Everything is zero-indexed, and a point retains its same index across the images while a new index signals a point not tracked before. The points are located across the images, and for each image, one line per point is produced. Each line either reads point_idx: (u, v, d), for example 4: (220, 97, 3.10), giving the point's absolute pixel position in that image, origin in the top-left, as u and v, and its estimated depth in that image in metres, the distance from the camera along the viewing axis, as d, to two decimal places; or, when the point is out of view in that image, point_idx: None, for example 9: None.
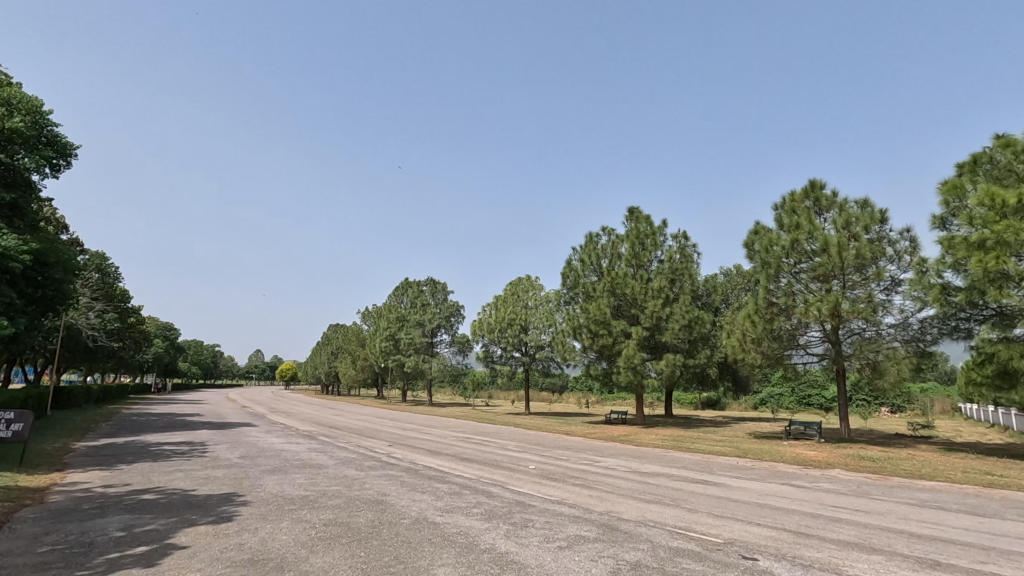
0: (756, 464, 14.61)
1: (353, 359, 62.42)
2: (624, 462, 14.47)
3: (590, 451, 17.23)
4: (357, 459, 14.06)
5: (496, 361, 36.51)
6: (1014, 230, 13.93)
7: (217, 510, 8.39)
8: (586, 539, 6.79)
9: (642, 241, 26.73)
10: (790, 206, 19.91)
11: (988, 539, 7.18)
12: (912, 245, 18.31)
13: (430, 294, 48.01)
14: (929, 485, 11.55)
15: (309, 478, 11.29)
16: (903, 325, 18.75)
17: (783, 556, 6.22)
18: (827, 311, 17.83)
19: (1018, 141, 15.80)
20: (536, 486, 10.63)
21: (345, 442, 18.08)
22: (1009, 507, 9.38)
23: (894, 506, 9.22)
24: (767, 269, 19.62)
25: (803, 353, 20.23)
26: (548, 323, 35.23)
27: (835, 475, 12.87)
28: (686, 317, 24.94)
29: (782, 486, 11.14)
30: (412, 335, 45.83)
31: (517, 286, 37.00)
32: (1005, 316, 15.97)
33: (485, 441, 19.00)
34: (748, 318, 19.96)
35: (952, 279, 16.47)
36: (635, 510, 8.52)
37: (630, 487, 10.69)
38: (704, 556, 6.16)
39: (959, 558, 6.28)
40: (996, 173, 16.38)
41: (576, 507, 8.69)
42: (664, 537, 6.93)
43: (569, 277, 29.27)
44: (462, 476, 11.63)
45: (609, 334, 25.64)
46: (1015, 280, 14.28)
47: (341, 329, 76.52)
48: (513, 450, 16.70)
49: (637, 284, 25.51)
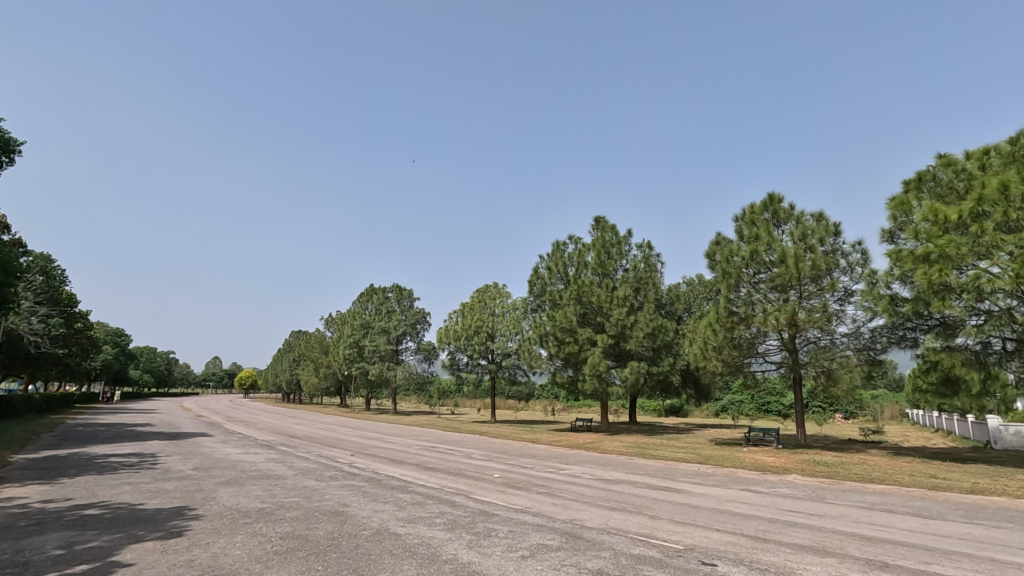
0: (717, 470, 14.89)
1: (316, 367, 61.13)
2: (588, 470, 14.56)
3: (555, 459, 17.26)
4: (319, 469, 13.73)
5: (462, 368, 36.28)
6: (955, 245, 14.71)
7: (167, 524, 8.02)
8: (549, 548, 6.78)
9: (608, 250, 27.13)
10: (750, 218, 20.55)
11: (932, 540, 7.49)
12: (863, 257, 19.08)
13: (396, 301, 47.27)
14: (878, 488, 12.01)
15: (266, 489, 10.92)
16: (855, 334, 19.47)
17: (740, 560, 6.34)
18: (785, 320, 18.36)
19: (957, 159, 16.74)
20: (501, 495, 10.57)
21: (306, 451, 17.63)
22: (951, 509, 9.83)
23: (847, 510, 9.53)
24: (728, 279, 20.22)
25: (762, 361, 20.81)
26: (515, 330, 35.16)
27: (792, 480, 13.22)
28: (650, 325, 25.30)
29: (741, 492, 11.36)
30: (376, 343, 45.35)
31: (484, 294, 36.87)
32: (948, 326, 16.61)
33: (450, 450, 18.83)
34: (710, 326, 20.40)
35: (900, 290, 17.19)
36: (598, 518, 8.56)
37: (595, 495, 10.74)
38: (664, 563, 6.22)
39: (907, 559, 6.50)
40: (939, 190, 17.24)
41: (540, 516, 8.66)
42: (626, 544, 6.97)
43: (536, 284, 29.30)
44: (426, 485, 11.47)
45: (575, 342, 25.94)
46: (957, 292, 14.98)
47: (304, 335, 74.73)
48: (478, 459, 16.57)
49: (603, 292, 25.76)
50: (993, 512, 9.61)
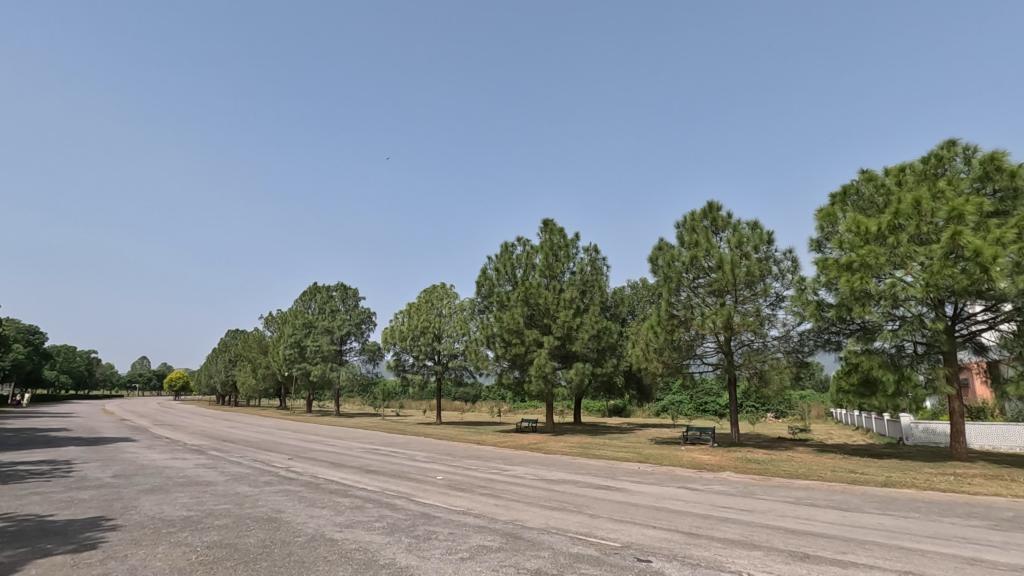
0: (656, 468, 15.36)
1: (254, 368, 58.74)
2: (532, 471, 14.65)
3: (500, 459, 17.31)
4: (253, 475, 13.15)
5: (408, 369, 35.84)
6: (875, 255, 15.81)
7: (79, 536, 7.46)
8: (489, 549, 6.77)
9: (555, 253, 27.44)
10: (690, 225, 21.33)
11: (848, 531, 7.99)
12: (793, 264, 20.16)
13: (340, 300, 46.15)
14: (803, 484, 12.73)
15: (195, 496, 10.38)
16: (784, 338, 20.51)
17: (674, 556, 6.54)
18: (721, 323, 19.15)
19: (878, 175, 18.01)
20: (443, 497, 10.46)
21: (240, 456, 16.88)
22: (867, 501, 10.52)
23: (774, 505, 10.02)
24: (669, 283, 20.95)
25: (699, 362, 21.63)
26: (462, 331, 34.91)
27: (725, 477, 13.80)
28: (595, 328, 25.77)
29: (677, 489, 11.76)
30: (319, 343, 44.00)
31: (432, 294, 36.57)
32: (867, 330, 17.84)
33: (394, 452, 18.50)
34: (651, 329, 21.04)
35: (826, 296, 18.26)
36: (540, 518, 8.62)
37: (537, 495, 10.81)
38: (602, 561, 6.33)
39: (826, 550, 6.89)
40: (862, 204, 18.45)
41: (481, 517, 8.63)
42: (565, 543, 7.05)
43: (484, 285, 29.24)
44: (367, 489, 11.20)
45: (521, 343, 26.10)
46: (876, 299, 16.03)
47: (241, 334, 71.58)
48: (422, 461, 16.37)
49: (550, 294, 26.08)
50: (903, 504, 10.36)
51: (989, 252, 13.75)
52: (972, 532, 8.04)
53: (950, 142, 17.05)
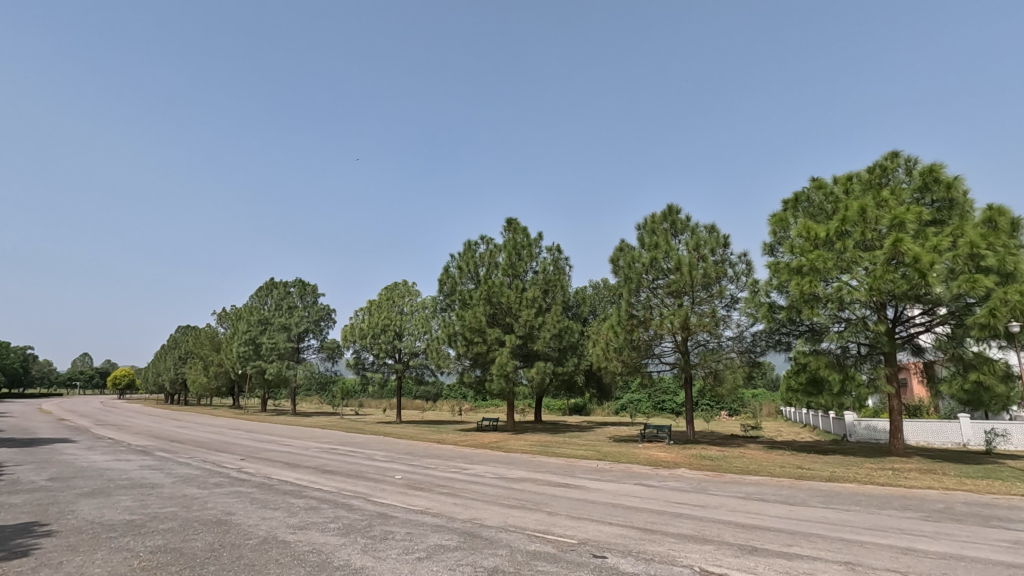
0: (614, 466, 15.61)
1: (206, 366, 56.67)
2: (492, 469, 14.67)
3: (460, 458, 17.25)
4: (202, 476, 12.68)
5: (368, 368, 35.29)
6: (823, 259, 16.49)
7: (9, 543, 7.02)
8: (446, 548, 6.73)
9: (518, 252, 27.53)
10: (651, 227, 21.79)
11: (795, 524, 8.31)
12: (748, 267, 20.83)
13: (298, 296, 45.05)
14: (754, 479, 13.19)
15: (138, 499, 9.92)
16: (738, 338, 21.12)
17: (629, 552, 6.64)
18: (678, 323, 19.62)
19: (827, 183, 18.80)
20: (401, 496, 10.34)
21: (188, 457, 16.24)
22: (812, 495, 11.00)
23: (726, 500, 10.35)
24: (629, 284, 21.35)
25: (657, 361, 22.09)
26: (424, 329, 34.52)
27: (680, 474, 14.16)
28: (557, 327, 25.97)
29: (634, 486, 12.00)
30: (275, 340, 42.78)
31: (393, 292, 36.15)
32: (815, 332, 18.61)
33: (353, 451, 18.20)
34: (611, 329, 21.38)
35: (777, 298, 18.94)
36: (499, 516, 8.63)
37: (496, 494, 10.81)
38: (558, 558, 6.38)
39: (773, 543, 7.14)
40: (812, 211, 19.22)
41: (440, 516, 8.57)
42: (523, 541, 7.07)
43: (446, 283, 29.05)
44: (323, 489, 10.97)
45: (483, 342, 26.08)
46: (823, 302, 16.70)
47: (192, 331, 68.89)
48: (381, 460, 16.16)
49: (513, 293, 26.15)
50: (845, 497, 10.87)
51: (926, 258, 14.57)
52: (907, 523, 8.50)
53: (893, 153, 17.97)
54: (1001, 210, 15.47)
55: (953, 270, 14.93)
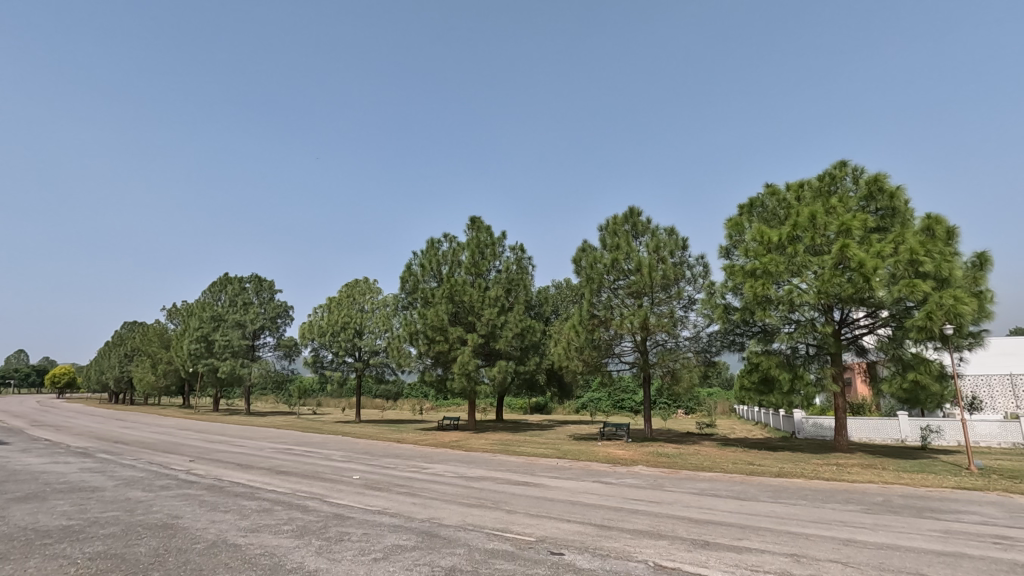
0: (573, 464, 15.78)
1: (154, 364, 54.32)
2: (452, 468, 14.61)
3: (420, 458, 17.09)
4: (147, 479, 12.14)
5: (327, 366, 34.54)
6: (775, 263, 17.12)
7: None
8: (403, 548, 6.66)
9: (482, 251, 27.50)
10: (613, 228, 22.14)
11: (745, 519, 8.60)
12: (704, 269, 21.40)
13: (254, 293, 43.69)
14: (708, 475, 13.57)
15: (77, 504, 9.42)
16: (695, 338, 21.67)
17: (586, 548, 6.72)
18: (638, 323, 19.97)
19: (780, 189, 19.51)
20: (358, 497, 10.16)
21: (132, 459, 15.52)
22: (761, 490, 11.41)
23: (680, 496, 10.62)
24: (591, 284, 21.62)
25: (617, 361, 22.46)
26: (385, 328, 34.00)
27: (637, 471, 14.43)
28: (519, 326, 26.05)
29: (592, 483, 12.17)
30: (229, 337, 41.32)
31: (354, 289, 35.56)
32: (767, 333, 19.29)
33: (309, 451, 17.78)
34: (573, 328, 21.58)
35: (732, 300, 19.52)
36: (457, 515, 8.60)
37: (456, 493, 10.75)
38: (516, 555, 6.40)
39: (725, 537, 7.36)
40: (765, 216, 19.90)
41: (398, 516, 8.47)
42: (481, 540, 7.06)
43: (408, 281, 28.72)
44: (277, 491, 10.68)
45: (445, 341, 25.92)
46: (775, 304, 17.31)
47: (140, 327, 65.97)
48: (338, 460, 15.85)
49: (475, 292, 26.09)
50: (793, 492, 11.32)
51: (870, 263, 15.33)
52: (848, 515, 8.91)
53: (842, 163, 18.79)
54: (938, 219, 16.40)
55: (895, 275, 15.74)
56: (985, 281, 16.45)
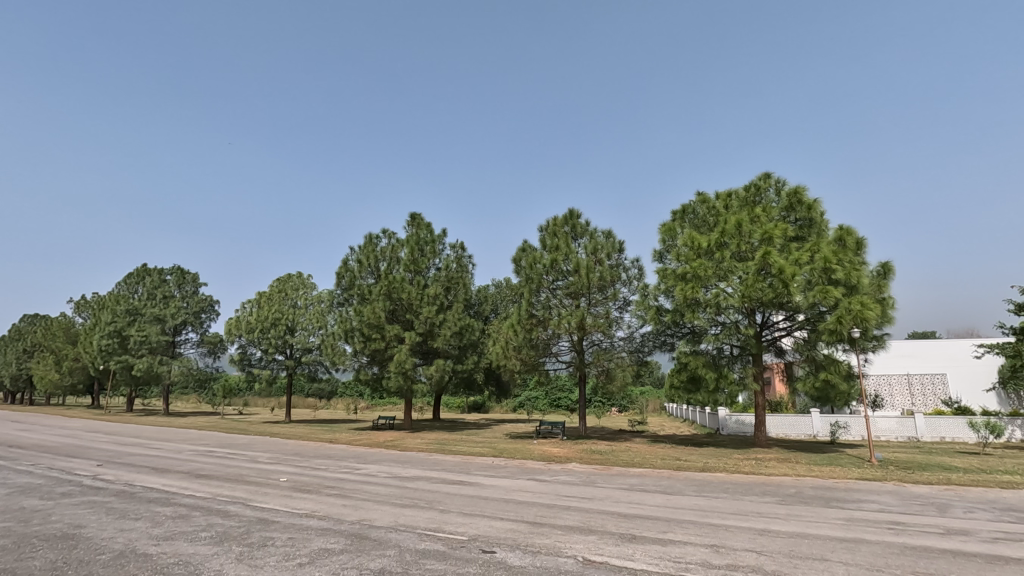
0: (508, 462, 15.88)
1: (59, 361, 49.96)
2: (385, 468, 14.34)
3: (353, 458, 16.66)
4: (47, 486, 11.13)
5: (255, 364, 33.05)
6: (704, 268, 17.93)
7: None
8: (331, 552, 6.47)
9: (421, 248, 27.16)
10: (552, 230, 22.47)
11: (671, 512, 8.96)
12: (639, 272, 22.12)
13: (176, 286, 41.27)
14: (638, 471, 14.04)
15: None
16: (629, 339, 22.33)
17: (517, 546, 6.78)
18: (575, 324, 20.35)
19: (710, 198, 20.46)
20: (285, 500, 9.78)
21: (29, 464, 14.17)
22: (686, 485, 11.93)
23: (611, 492, 10.92)
24: (530, 284, 21.83)
25: (555, 360, 22.83)
26: (318, 325, 32.86)
27: (571, 468, 14.72)
28: (458, 324, 25.91)
29: (526, 481, 12.30)
30: (145, 332, 38.60)
31: (286, 284, 34.20)
32: (695, 334, 20.17)
33: (233, 454, 16.90)
34: (511, 328, 21.69)
35: (664, 302, 20.27)
36: (389, 516, 8.45)
37: (388, 493, 10.56)
38: (447, 555, 6.36)
39: (651, 530, 7.64)
40: (697, 222, 20.80)
41: (326, 519, 8.21)
42: (412, 541, 6.96)
43: (344, 277, 27.91)
44: (195, 496, 10.09)
45: (381, 338, 25.38)
46: (703, 306, 18.11)
47: (43, 321, 60.57)
48: (265, 462, 15.19)
49: (414, 290, 25.72)
50: (715, 486, 11.92)
51: (789, 270, 16.40)
52: (764, 507, 9.48)
53: (766, 175, 19.95)
54: (849, 230, 17.71)
55: (811, 282, 16.88)
56: (887, 289, 17.92)
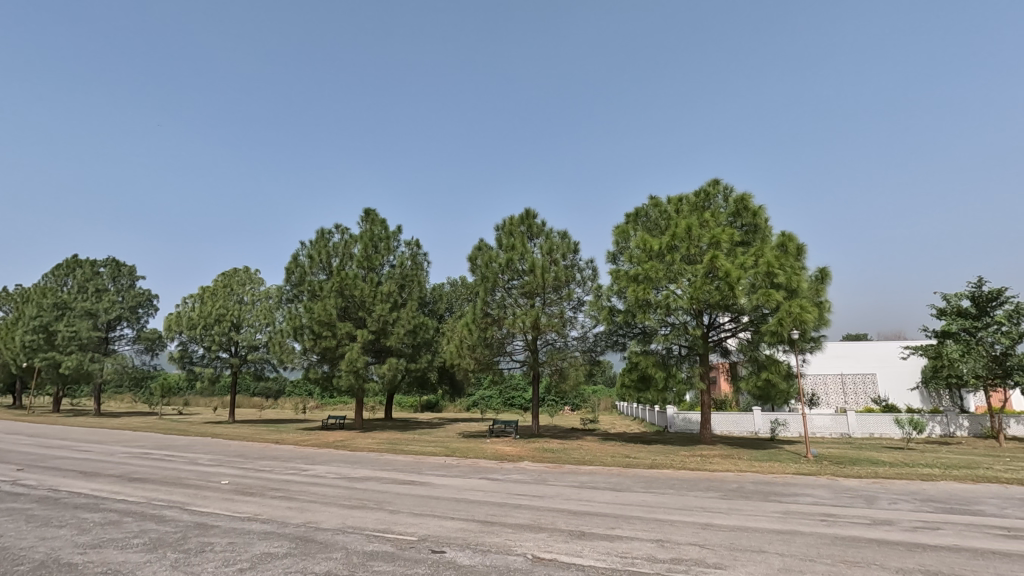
0: (460, 462, 15.83)
1: None
2: (334, 469, 14.01)
3: (300, 459, 16.18)
4: None
5: (196, 362, 31.67)
6: (655, 270, 18.39)
7: None
8: (274, 556, 6.26)
9: (375, 244, 26.68)
10: (508, 229, 22.53)
11: (620, 509, 9.16)
12: (593, 273, 22.47)
13: (110, 278, 39.30)
14: (589, 469, 14.27)
15: None
16: (582, 338, 22.64)
17: (467, 545, 6.76)
18: (529, 323, 20.47)
19: (662, 201, 21.01)
20: (226, 503, 9.39)
21: None
22: (635, 482, 12.22)
23: (561, 490, 11.05)
24: (486, 283, 21.81)
25: (509, 359, 22.91)
26: (266, 321, 31.76)
27: (523, 466, 14.81)
28: (412, 322, 25.61)
29: (478, 480, 12.29)
30: (75, 327, 36.23)
31: (231, 279, 32.88)
32: (646, 335, 20.67)
33: (170, 456, 16.08)
34: (466, 327, 21.60)
35: (617, 303, 20.66)
36: (336, 518, 8.26)
37: (336, 494, 10.32)
38: (396, 556, 6.27)
39: (599, 527, 7.77)
40: (650, 225, 21.30)
41: (270, 522, 7.95)
42: (360, 542, 6.83)
43: (294, 272, 27.06)
44: (127, 501, 9.53)
45: (332, 336, 24.76)
46: (654, 307, 18.57)
47: None
48: (205, 464, 14.54)
49: (367, 287, 25.21)
50: (662, 482, 12.26)
51: (735, 274, 17.05)
52: (708, 502, 9.82)
53: (715, 181, 20.66)
54: (790, 236, 18.56)
55: (755, 285, 17.59)
56: (824, 293, 18.88)
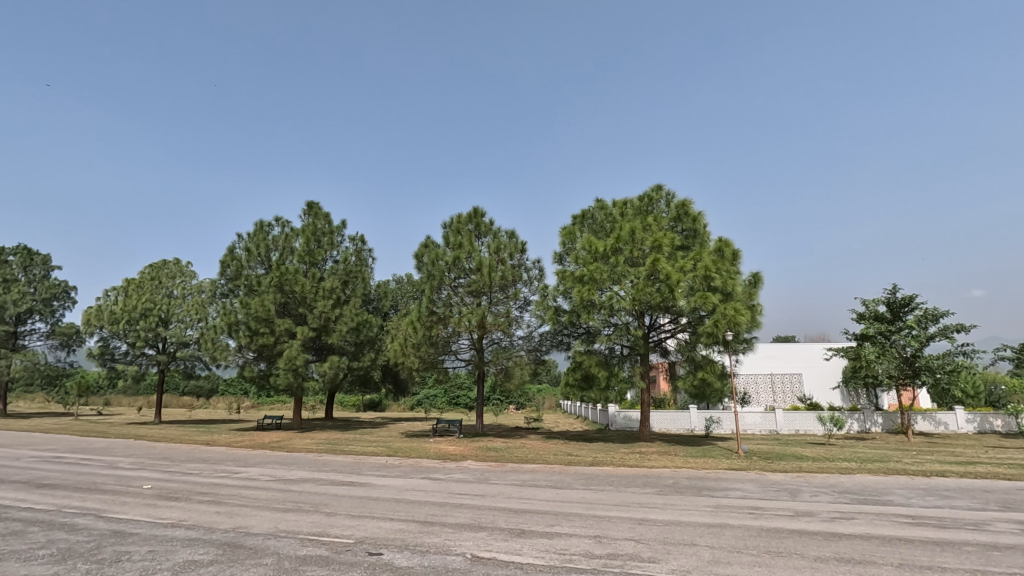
0: (402, 462, 15.59)
1: None
2: (268, 471, 13.48)
3: (231, 461, 15.45)
4: None
5: (119, 359, 29.75)
6: (600, 271, 18.75)
7: None
8: (199, 563, 5.94)
9: (318, 239, 25.88)
10: (456, 227, 22.41)
11: (560, 506, 9.27)
12: (540, 273, 22.68)
13: (20, 268, 36.25)
14: (530, 467, 14.36)
15: None
16: (528, 338, 22.77)
17: (405, 546, 6.65)
18: (475, 322, 20.41)
19: (608, 204, 21.46)
20: (147, 509, 8.84)
21: None
22: (575, 479, 12.41)
23: (503, 488, 11.07)
24: (432, 281, 21.54)
25: (454, 358, 22.76)
26: (198, 317, 30.12)
27: (465, 466, 14.75)
28: (355, 320, 24.97)
29: (420, 480, 12.14)
30: None
31: (159, 271, 31.07)
32: (590, 335, 21.03)
33: (85, 460, 14.93)
34: (411, 325, 21.28)
35: (562, 303, 20.93)
36: (269, 522, 7.94)
37: (269, 498, 9.89)
38: (329, 560, 6.09)
39: (540, 525, 7.83)
40: (595, 227, 21.69)
41: (195, 529, 7.53)
42: (292, 547, 6.59)
43: (229, 266, 25.79)
44: (33, 509, 8.77)
45: (270, 333, 23.80)
46: (598, 308, 18.93)
47: None
48: (125, 468, 13.59)
49: (309, 282, 24.38)
50: (601, 479, 12.52)
51: (674, 276, 17.65)
52: (645, 497, 10.12)
53: (657, 186, 21.27)
54: (727, 242, 19.38)
55: (693, 288, 18.25)
56: (756, 296, 19.83)
